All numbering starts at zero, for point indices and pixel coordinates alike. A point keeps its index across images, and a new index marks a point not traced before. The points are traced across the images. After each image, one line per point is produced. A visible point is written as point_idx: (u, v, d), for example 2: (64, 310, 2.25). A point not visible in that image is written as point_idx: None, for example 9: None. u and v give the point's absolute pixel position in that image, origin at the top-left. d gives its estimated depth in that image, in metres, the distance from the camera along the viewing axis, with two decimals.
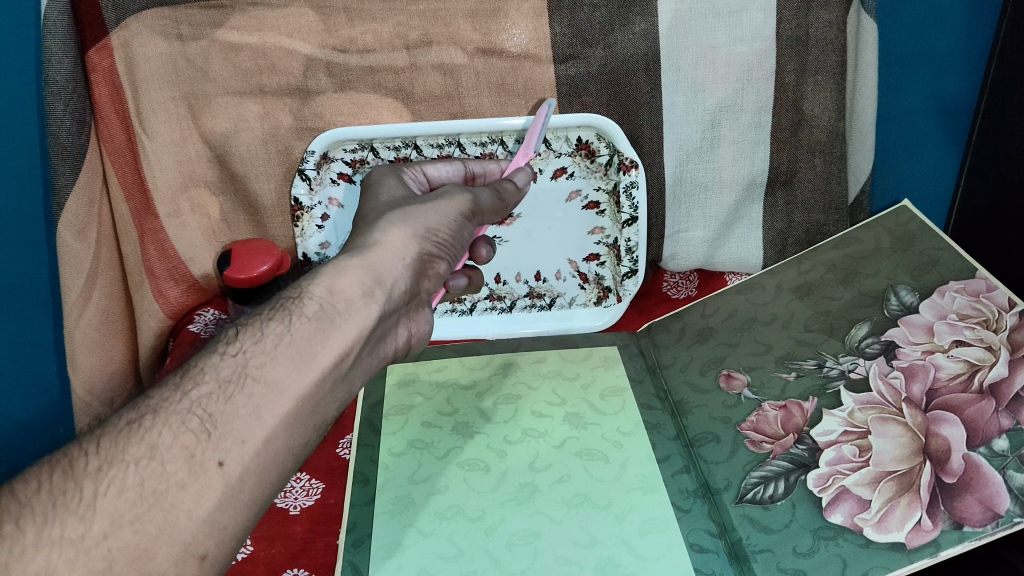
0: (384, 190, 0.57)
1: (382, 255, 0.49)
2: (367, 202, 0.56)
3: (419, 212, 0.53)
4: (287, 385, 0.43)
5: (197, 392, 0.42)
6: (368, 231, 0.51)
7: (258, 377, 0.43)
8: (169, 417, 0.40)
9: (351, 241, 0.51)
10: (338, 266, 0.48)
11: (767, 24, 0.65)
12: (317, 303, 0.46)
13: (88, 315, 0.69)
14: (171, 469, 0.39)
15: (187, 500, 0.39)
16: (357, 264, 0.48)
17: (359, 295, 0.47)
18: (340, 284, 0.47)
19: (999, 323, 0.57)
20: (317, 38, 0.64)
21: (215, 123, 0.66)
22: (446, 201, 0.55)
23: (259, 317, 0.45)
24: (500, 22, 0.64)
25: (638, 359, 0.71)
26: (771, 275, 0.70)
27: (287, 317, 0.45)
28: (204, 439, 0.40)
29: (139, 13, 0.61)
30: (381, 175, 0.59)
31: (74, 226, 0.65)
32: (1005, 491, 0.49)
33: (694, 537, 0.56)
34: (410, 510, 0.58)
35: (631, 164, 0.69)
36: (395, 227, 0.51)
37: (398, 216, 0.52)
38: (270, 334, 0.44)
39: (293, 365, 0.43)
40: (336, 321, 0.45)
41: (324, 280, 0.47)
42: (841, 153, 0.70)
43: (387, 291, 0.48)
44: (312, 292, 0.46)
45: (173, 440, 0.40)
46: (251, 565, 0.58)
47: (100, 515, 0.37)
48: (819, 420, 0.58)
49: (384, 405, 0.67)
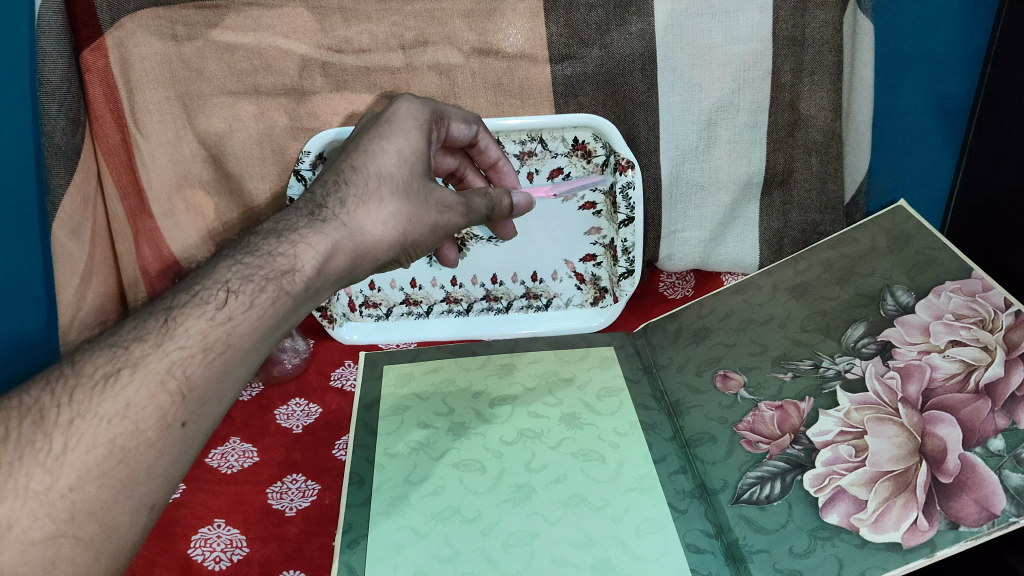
0: (398, 147, 0.52)
1: (370, 245, 0.49)
2: (377, 152, 0.51)
3: (424, 211, 0.52)
4: (254, 355, 0.44)
5: (180, 354, 0.41)
6: (369, 208, 0.49)
7: (235, 346, 0.43)
8: (148, 375, 0.40)
9: (347, 203, 0.48)
10: (332, 244, 0.47)
11: (763, 24, 0.65)
12: (304, 281, 0.45)
13: (82, 315, 0.68)
14: (143, 427, 0.39)
15: (151, 455, 0.40)
16: (348, 248, 0.48)
17: (335, 277, 0.48)
18: (329, 264, 0.47)
19: (996, 323, 0.57)
20: (313, 38, 0.64)
21: (210, 123, 0.66)
22: (448, 213, 0.54)
23: (245, 277, 0.44)
24: (496, 22, 0.64)
25: (634, 359, 0.71)
26: (768, 275, 0.70)
27: (276, 290, 0.44)
28: (179, 402, 0.40)
29: (134, 13, 0.61)
30: (405, 123, 0.54)
31: (69, 226, 0.65)
32: (1001, 491, 0.49)
33: (691, 538, 0.55)
34: (405, 510, 0.58)
35: (627, 164, 0.69)
36: (394, 218, 0.50)
37: (403, 203, 0.50)
38: (258, 305, 0.44)
39: (263, 336, 0.44)
40: (310, 292, 0.46)
41: (320, 253, 0.46)
42: (836, 154, 0.70)
43: (352, 273, 0.50)
44: (304, 267, 0.45)
45: (149, 400, 0.40)
46: (246, 566, 0.58)
47: (67, 469, 0.38)
48: (816, 420, 0.58)
49: (380, 406, 0.67)
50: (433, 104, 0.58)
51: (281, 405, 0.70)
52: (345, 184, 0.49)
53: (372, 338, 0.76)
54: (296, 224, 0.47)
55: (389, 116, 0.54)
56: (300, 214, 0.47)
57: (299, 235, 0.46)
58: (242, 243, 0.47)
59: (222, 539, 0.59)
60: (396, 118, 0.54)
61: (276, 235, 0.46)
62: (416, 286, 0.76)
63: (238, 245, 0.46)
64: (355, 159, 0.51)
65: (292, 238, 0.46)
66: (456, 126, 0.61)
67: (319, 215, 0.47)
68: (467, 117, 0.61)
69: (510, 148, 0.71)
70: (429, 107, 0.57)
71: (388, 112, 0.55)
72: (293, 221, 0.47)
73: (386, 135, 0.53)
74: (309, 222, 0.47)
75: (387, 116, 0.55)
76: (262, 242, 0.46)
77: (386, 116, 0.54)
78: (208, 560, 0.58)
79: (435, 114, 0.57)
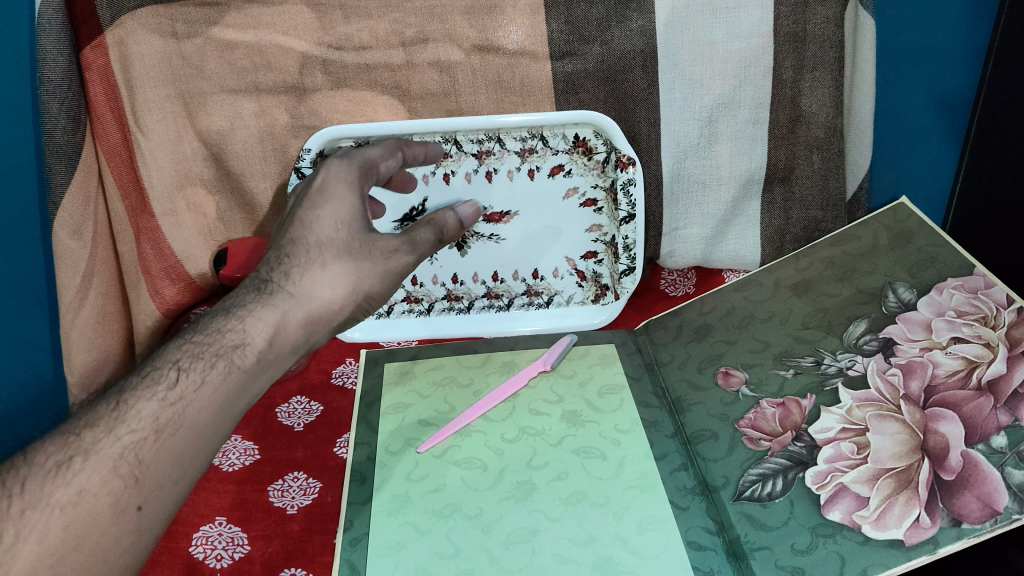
0: (334, 211, 0.53)
1: (322, 308, 0.51)
2: (314, 221, 0.52)
3: (369, 264, 0.53)
4: (209, 430, 0.46)
5: (131, 437, 0.43)
6: (314, 275, 0.51)
7: (188, 424, 0.45)
8: (100, 462, 0.42)
9: (291, 273, 0.51)
10: (281, 315, 0.49)
11: (765, 20, 0.64)
12: (256, 354, 0.48)
13: (84, 314, 0.68)
14: (98, 513, 0.42)
15: (109, 541, 0.42)
16: (298, 317, 0.50)
17: (290, 347, 0.50)
18: (280, 335, 0.49)
19: (997, 320, 0.57)
20: (313, 35, 0.64)
21: (210, 121, 0.66)
22: (397, 257, 0.54)
23: (196, 356, 0.47)
24: (497, 19, 0.64)
25: (635, 357, 0.70)
26: (770, 272, 0.71)
27: (226, 366, 0.47)
28: (132, 486, 0.43)
29: (134, 11, 0.61)
30: (336, 186, 0.54)
31: (70, 225, 0.65)
32: (1004, 488, 0.49)
33: (692, 535, 0.55)
34: (406, 508, 0.58)
35: (628, 162, 0.69)
36: (341, 278, 0.52)
37: (347, 263, 0.52)
38: (208, 382, 0.46)
39: (219, 412, 0.47)
40: (262, 367, 0.49)
41: (269, 326, 0.49)
42: (838, 150, 0.70)
43: (311, 340, 0.51)
44: (253, 340, 0.48)
45: (102, 485, 0.42)
46: (248, 564, 0.57)
47: (19, 560, 0.40)
48: (817, 418, 0.58)
49: (381, 403, 0.67)
50: (358, 154, 0.59)
51: (282, 403, 0.70)
52: (288, 257, 0.51)
53: (373, 336, 0.75)
54: (244, 300, 0.50)
55: (320, 182, 0.55)
56: (247, 290, 0.50)
57: (246, 310, 0.49)
58: (194, 322, 0.50)
59: (223, 537, 0.59)
60: (327, 185, 0.54)
61: (225, 312, 0.49)
62: (417, 284, 0.76)
63: (189, 326, 0.49)
64: (293, 231, 0.52)
65: (240, 314, 0.49)
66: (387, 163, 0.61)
67: (265, 289, 0.50)
68: (388, 150, 0.61)
69: (510, 146, 0.70)
70: (354, 163, 0.57)
71: (319, 179, 0.55)
72: (242, 297, 0.50)
73: (319, 204, 0.53)
74: (256, 297, 0.50)
75: (318, 182, 0.55)
76: (211, 320, 0.49)
77: (317, 183, 0.55)
78: (210, 558, 0.58)
79: (365, 167, 0.57)
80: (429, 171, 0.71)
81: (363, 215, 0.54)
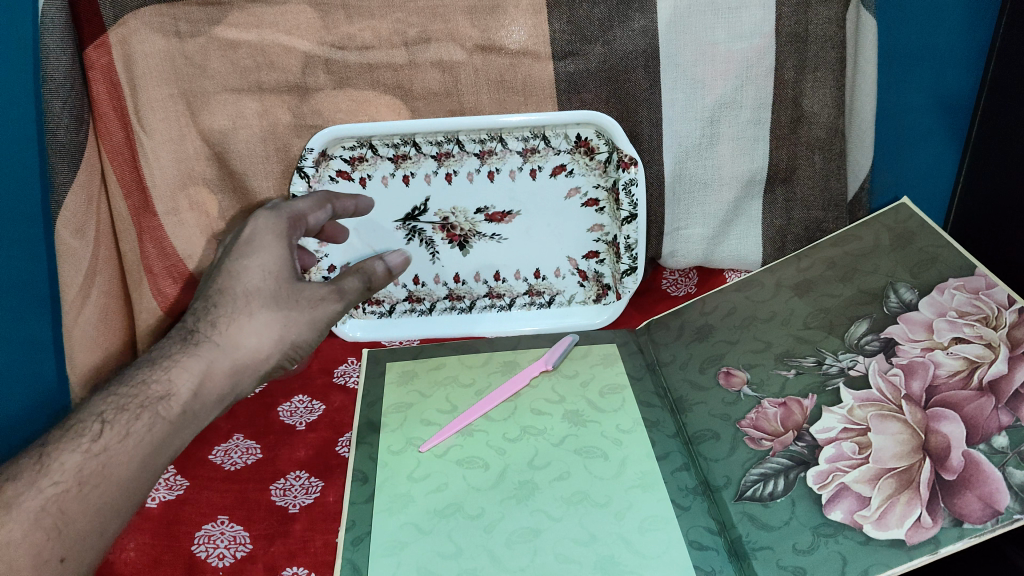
0: (261, 261, 0.54)
1: (247, 358, 0.52)
2: (242, 271, 0.54)
3: (295, 313, 0.54)
4: (133, 480, 0.48)
5: (53, 490, 0.45)
6: (239, 323, 0.52)
7: (112, 476, 0.47)
8: (21, 515, 0.44)
9: (218, 323, 0.52)
10: (206, 365, 0.51)
11: (767, 21, 0.65)
12: (180, 405, 0.50)
13: (87, 312, 0.68)
14: (20, 564, 0.44)
15: None
16: (223, 366, 0.52)
17: (216, 397, 0.52)
18: (205, 386, 0.51)
19: (999, 321, 0.57)
20: (315, 35, 0.64)
21: (213, 121, 0.66)
22: (324, 305, 0.55)
23: (120, 408, 0.49)
24: (499, 19, 0.64)
25: (637, 357, 0.70)
26: (771, 273, 0.71)
27: (151, 417, 0.49)
28: (54, 538, 0.45)
29: (137, 10, 0.61)
30: (265, 237, 0.56)
31: (73, 224, 0.65)
32: (1005, 488, 0.49)
33: (694, 534, 0.55)
34: (408, 507, 0.58)
35: (630, 162, 0.69)
36: (267, 328, 0.53)
37: (273, 313, 0.53)
38: (133, 433, 0.48)
39: (144, 462, 0.49)
40: (185, 418, 0.51)
41: (193, 376, 0.51)
42: (840, 150, 0.70)
43: (238, 389, 0.53)
44: (178, 391, 0.50)
45: (24, 537, 0.44)
46: (250, 563, 0.57)
47: None
48: (819, 418, 0.58)
49: (382, 403, 0.67)
50: (288, 206, 0.59)
51: (284, 403, 0.70)
52: (216, 306, 0.53)
53: (375, 335, 0.75)
54: (170, 351, 0.51)
55: (248, 234, 0.56)
56: (173, 341, 0.52)
57: (172, 360, 0.51)
58: (121, 374, 0.51)
59: (226, 536, 0.59)
60: (255, 236, 0.56)
61: (150, 363, 0.51)
62: (419, 283, 0.76)
63: (117, 378, 0.51)
64: (221, 282, 0.54)
65: (165, 364, 0.51)
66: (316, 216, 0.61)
67: (191, 339, 0.52)
68: (317, 202, 0.61)
69: (512, 146, 0.70)
70: (284, 214, 0.58)
71: (248, 231, 0.56)
72: (168, 347, 0.52)
73: (247, 254, 0.55)
74: (181, 347, 0.51)
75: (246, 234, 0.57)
76: (136, 372, 0.51)
77: (246, 235, 0.56)
78: (212, 556, 0.58)
79: (293, 218, 0.58)
80: (430, 171, 0.71)
81: (292, 264, 0.55)
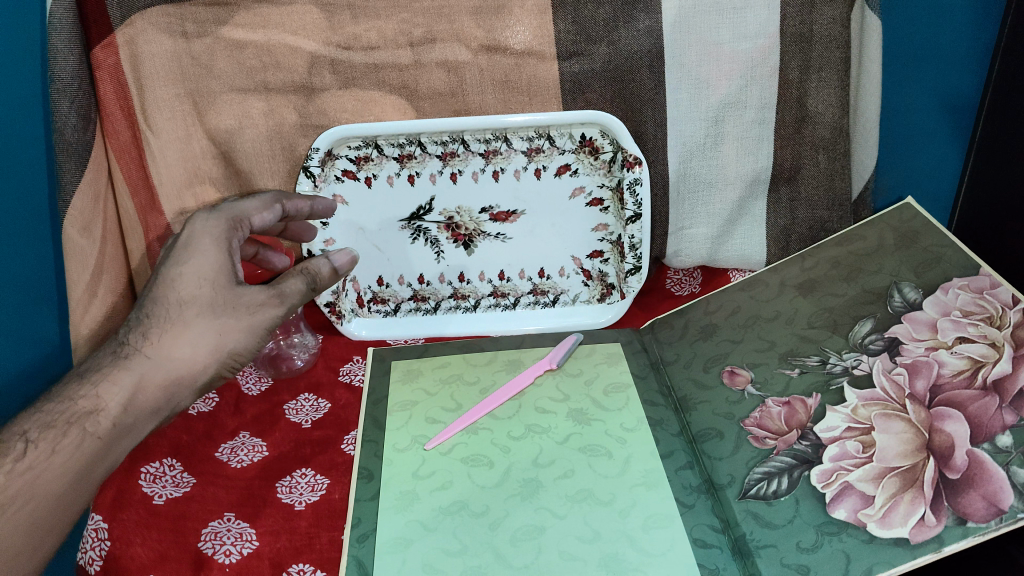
0: (197, 267, 0.49)
1: (180, 371, 0.49)
2: (175, 279, 0.49)
3: (233, 322, 0.50)
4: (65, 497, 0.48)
5: None
6: (174, 333, 0.49)
7: (41, 492, 0.47)
8: None
9: (149, 335, 0.49)
10: (137, 379, 0.49)
11: (771, 21, 0.65)
12: (110, 420, 0.48)
13: (92, 312, 0.67)
14: None
15: None
16: (156, 379, 0.49)
17: (149, 410, 0.50)
18: (137, 399, 0.49)
19: (1003, 320, 0.57)
20: (322, 35, 0.64)
21: (219, 121, 0.67)
22: (264, 311, 0.51)
23: (45, 425, 0.47)
24: (504, 19, 0.65)
25: (641, 355, 0.71)
26: (775, 273, 0.71)
27: (79, 433, 0.47)
28: None
29: (145, 11, 0.62)
30: (200, 242, 0.50)
31: (80, 222, 0.64)
32: (1008, 487, 0.49)
33: (698, 533, 0.55)
34: (413, 504, 0.59)
35: (635, 162, 0.68)
36: (203, 338, 0.49)
37: (210, 322, 0.49)
38: (60, 450, 0.47)
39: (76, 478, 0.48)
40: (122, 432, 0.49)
41: (123, 391, 0.48)
42: (844, 150, 0.70)
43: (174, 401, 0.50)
44: (106, 406, 0.48)
45: None
46: (256, 560, 0.57)
47: None
48: (823, 417, 0.58)
49: (388, 401, 0.67)
50: (231, 207, 0.54)
51: (290, 401, 0.70)
52: (147, 316, 0.49)
53: (381, 334, 0.76)
54: (100, 364, 0.49)
55: (184, 238, 0.51)
56: (104, 353, 0.49)
57: (99, 375, 0.48)
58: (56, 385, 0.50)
59: (232, 533, 0.59)
60: (192, 239, 0.50)
61: (81, 377, 0.49)
62: (424, 282, 0.76)
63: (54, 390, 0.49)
64: (154, 290, 0.49)
65: (93, 378, 0.48)
66: (262, 216, 0.55)
67: (121, 351, 0.49)
68: (264, 202, 0.56)
69: (517, 145, 0.70)
70: (223, 215, 0.52)
71: (184, 234, 0.51)
72: (99, 360, 0.49)
73: (180, 259, 0.50)
74: (111, 360, 0.49)
75: (181, 237, 0.51)
76: (64, 387, 0.48)
77: (181, 240, 0.51)
78: (219, 553, 0.57)
79: (234, 221, 0.52)
80: (435, 171, 0.71)
81: (231, 268, 0.51)
